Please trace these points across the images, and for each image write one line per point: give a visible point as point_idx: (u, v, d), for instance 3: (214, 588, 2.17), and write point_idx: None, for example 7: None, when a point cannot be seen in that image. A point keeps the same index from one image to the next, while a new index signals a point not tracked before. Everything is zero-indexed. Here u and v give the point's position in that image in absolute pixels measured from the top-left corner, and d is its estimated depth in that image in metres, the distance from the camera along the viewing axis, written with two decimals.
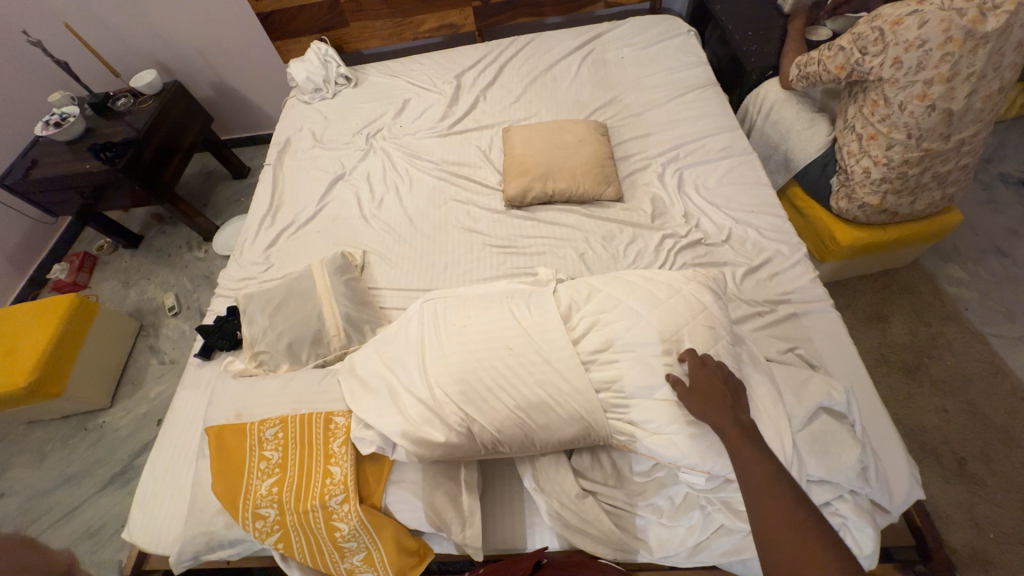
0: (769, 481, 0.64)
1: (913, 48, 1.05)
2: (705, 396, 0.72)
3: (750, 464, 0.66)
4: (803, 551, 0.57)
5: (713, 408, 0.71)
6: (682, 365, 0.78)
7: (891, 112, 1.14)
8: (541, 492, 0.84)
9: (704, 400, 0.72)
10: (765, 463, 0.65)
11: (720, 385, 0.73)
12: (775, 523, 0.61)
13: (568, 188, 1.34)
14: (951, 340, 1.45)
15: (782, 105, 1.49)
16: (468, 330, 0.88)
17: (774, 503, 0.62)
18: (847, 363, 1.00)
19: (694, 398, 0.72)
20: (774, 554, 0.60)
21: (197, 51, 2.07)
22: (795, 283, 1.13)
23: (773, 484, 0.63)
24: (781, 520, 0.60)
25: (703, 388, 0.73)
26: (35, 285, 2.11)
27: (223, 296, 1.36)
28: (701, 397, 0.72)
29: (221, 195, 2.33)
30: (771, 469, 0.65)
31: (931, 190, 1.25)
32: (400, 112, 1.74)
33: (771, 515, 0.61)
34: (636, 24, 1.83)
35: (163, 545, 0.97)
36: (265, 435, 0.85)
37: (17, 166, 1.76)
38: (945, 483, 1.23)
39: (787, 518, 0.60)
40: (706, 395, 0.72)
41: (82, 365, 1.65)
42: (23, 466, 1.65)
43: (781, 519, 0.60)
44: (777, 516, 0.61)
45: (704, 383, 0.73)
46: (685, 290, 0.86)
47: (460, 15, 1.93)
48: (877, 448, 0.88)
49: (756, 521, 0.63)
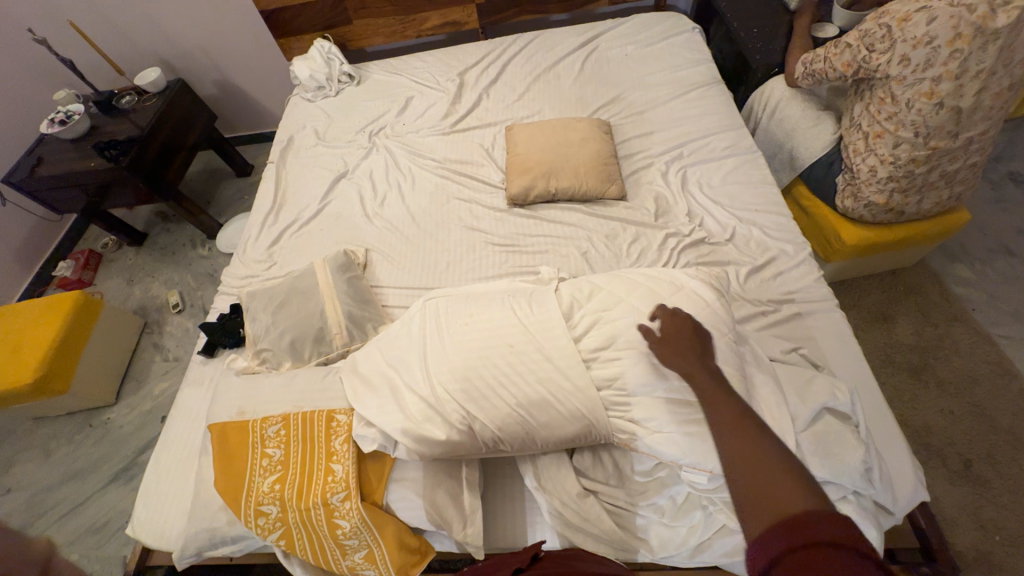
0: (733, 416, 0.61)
1: (922, 44, 1.03)
2: (672, 343, 0.74)
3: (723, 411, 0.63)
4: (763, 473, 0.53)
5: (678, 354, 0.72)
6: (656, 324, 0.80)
7: (898, 111, 1.13)
8: (543, 492, 0.84)
9: (672, 349, 0.73)
10: (736, 408, 0.62)
11: (687, 334, 0.74)
12: (751, 466, 0.55)
13: (570, 187, 1.33)
14: (958, 341, 1.44)
15: (787, 103, 1.48)
16: (469, 328, 0.88)
17: (749, 445, 0.57)
18: (852, 363, 0.99)
19: (663, 349, 0.74)
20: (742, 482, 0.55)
21: (201, 49, 2.08)
22: (800, 282, 1.12)
23: (748, 425, 0.59)
24: (757, 460, 0.55)
25: (673, 337, 0.74)
26: (40, 282, 2.12)
27: (227, 293, 1.36)
28: (670, 345, 0.74)
29: (225, 193, 2.34)
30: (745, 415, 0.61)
31: (938, 189, 1.23)
32: (403, 110, 1.74)
33: (745, 456, 0.56)
34: (640, 21, 1.82)
35: (165, 541, 0.98)
36: (267, 432, 0.86)
37: (23, 164, 1.78)
38: (952, 485, 1.22)
39: (762, 458, 0.55)
40: (673, 346, 0.73)
41: (87, 362, 1.66)
42: (29, 461, 1.66)
43: (756, 458, 0.55)
44: (753, 457, 0.56)
45: (673, 333, 0.75)
46: (689, 288, 0.86)
47: (464, 12, 1.93)
48: (881, 449, 0.87)
49: (735, 470, 0.57)
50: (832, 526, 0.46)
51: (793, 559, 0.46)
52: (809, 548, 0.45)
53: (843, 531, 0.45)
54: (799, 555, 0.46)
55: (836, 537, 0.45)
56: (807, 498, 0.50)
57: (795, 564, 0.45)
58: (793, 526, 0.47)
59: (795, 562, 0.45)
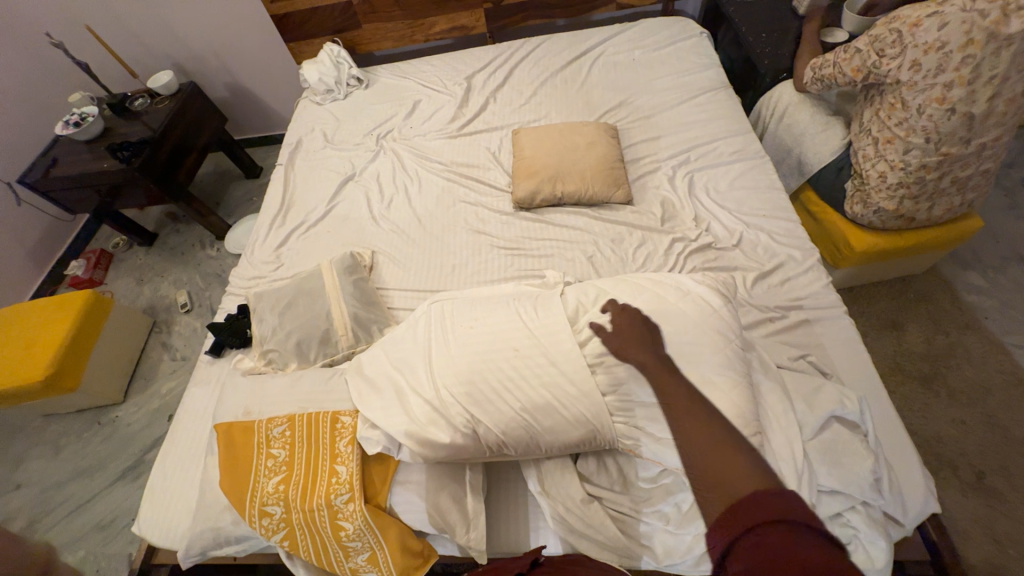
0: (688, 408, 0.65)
1: (933, 50, 1.03)
2: (624, 337, 0.77)
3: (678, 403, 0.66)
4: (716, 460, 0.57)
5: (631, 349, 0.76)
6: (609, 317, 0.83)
7: (909, 116, 1.12)
8: (546, 496, 0.84)
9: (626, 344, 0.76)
10: (690, 399, 0.66)
11: (637, 327, 0.78)
12: (705, 455, 0.59)
13: (577, 191, 1.33)
14: (970, 350, 1.41)
15: (796, 108, 1.47)
16: (474, 332, 0.87)
17: (702, 436, 0.61)
18: (861, 371, 0.97)
19: (616, 342, 0.77)
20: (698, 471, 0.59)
21: (212, 52, 2.11)
22: (808, 289, 1.11)
23: (702, 416, 0.63)
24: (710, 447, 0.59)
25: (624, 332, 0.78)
26: (53, 281, 2.16)
27: (234, 293, 1.38)
28: (622, 340, 0.77)
29: (234, 194, 2.37)
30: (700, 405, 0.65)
31: (949, 196, 1.22)
32: (411, 113, 1.75)
33: (700, 447, 0.60)
34: (648, 26, 1.82)
35: (170, 540, 0.98)
36: (273, 433, 0.86)
37: (38, 165, 1.81)
38: (963, 497, 1.20)
39: (714, 446, 0.59)
40: (625, 337, 0.77)
41: (96, 360, 1.68)
42: (38, 458, 1.68)
43: (708, 447, 0.59)
44: (707, 447, 0.59)
45: (625, 328, 0.78)
46: (696, 294, 0.85)
47: (472, 16, 1.94)
48: (891, 458, 0.86)
49: (692, 460, 0.60)
50: (778, 505, 0.49)
51: (746, 541, 0.49)
52: (759, 529, 0.48)
53: (786, 506, 0.49)
54: (753, 537, 0.48)
55: (782, 514, 0.48)
56: (752, 478, 0.53)
57: (747, 546, 0.48)
58: (746, 509, 0.50)
59: (747, 544, 0.48)
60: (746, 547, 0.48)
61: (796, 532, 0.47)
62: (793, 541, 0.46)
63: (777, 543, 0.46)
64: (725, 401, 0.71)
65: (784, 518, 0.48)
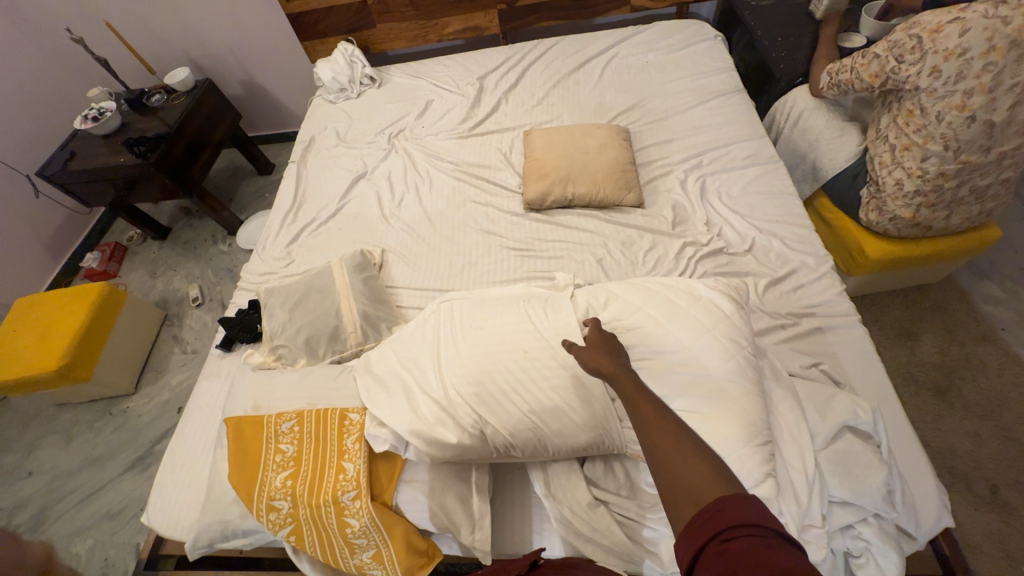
0: (655, 417, 0.64)
1: (954, 56, 1.01)
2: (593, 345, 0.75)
3: (646, 412, 0.65)
4: (685, 471, 0.57)
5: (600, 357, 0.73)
6: (585, 329, 0.83)
7: (928, 123, 1.10)
8: (552, 499, 0.84)
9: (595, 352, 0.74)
10: (656, 408, 0.65)
11: (608, 336, 0.76)
12: (672, 463, 0.59)
13: (587, 193, 1.33)
14: (985, 361, 1.39)
15: (812, 113, 1.45)
16: (483, 333, 0.87)
17: (669, 445, 0.61)
18: (875, 381, 0.95)
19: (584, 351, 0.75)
20: (665, 481, 0.59)
21: (228, 50, 2.13)
22: (822, 296, 1.10)
23: (672, 428, 0.62)
24: (676, 455, 0.59)
25: (594, 342, 0.76)
26: (68, 273, 2.20)
27: (245, 288, 1.39)
28: (592, 349, 0.75)
29: (246, 190, 2.39)
30: (666, 415, 0.65)
31: (968, 205, 1.20)
32: (423, 113, 1.76)
33: (670, 459, 0.59)
34: (662, 29, 1.81)
35: (178, 531, 0.99)
36: (281, 428, 0.87)
37: (57, 158, 1.85)
38: (978, 512, 1.17)
39: (680, 453, 0.59)
40: (598, 347, 0.74)
41: (110, 351, 1.71)
42: (50, 446, 1.71)
43: (676, 456, 0.59)
44: (678, 459, 0.59)
45: (595, 337, 0.76)
46: (708, 299, 0.84)
47: (485, 17, 1.94)
48: (905, 471, 0.84)
49: (658, 470, 0.60)
50: (743, 511, 0.50)
51: (713, 547, 0.50)
52: (726, 533, 0.50)
53: (752, 512, 0.50)
54: (720, 544, 0.49)
55: (749, 519, 0.49)
56: (718, 486, 0.55)
57: (715, 553, 0.49)
58: (710, 516, 0.52)
59: (714, 549, 0.49)
60: (714, 552, 0.49)
61: (763, 536, 0.48)
62: (760, 543, 0.47)
63: (744, 544, 0.47)
64: (737, 408, 0.70)
65: (752, 523, 0.49)
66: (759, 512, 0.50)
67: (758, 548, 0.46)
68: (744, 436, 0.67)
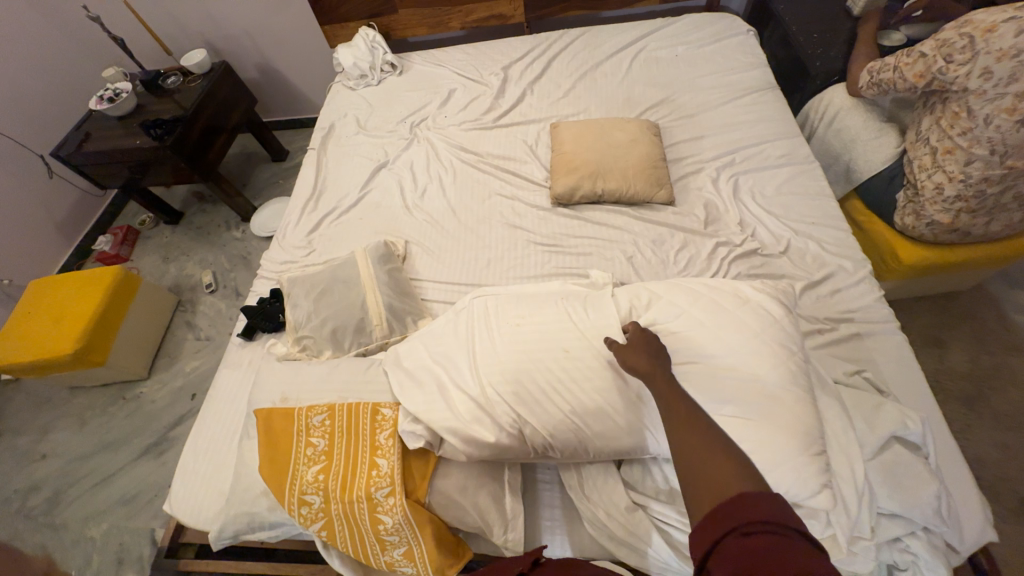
0: (687, 415, 0.61)
1: (1007, 57, 0.97)
2: (633, 348, 0.73)
3: (677, 412, 0.62)
4: (711, 469, 0.54)
5: (638, 358, 0.71)
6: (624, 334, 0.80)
7: (974, 126, 1.07)
8: (588, 500, 0.82)
9: (632, 353, 0.72)
10: (692, 410, 0.62)
11: (646, 338, 0.73)
12: (697, 460, 0.56)
13: (618, 189, 1.30)
14: (1016, 372, 1.37)
15: (848, 112, 1.42)
16: (522, 330, 0.85)
17: (697, 440, 0.58)
18: (917, 391, 0.93)
19: (624, 352, 0.72)
20: (690, 478, 0.56)
21: (246, 33, 2.09)
22: (860, 301, 1.07)
23: (701, 427, 0.59)
24: (703, 451, 0.56)
25: (634, 344, 0.73)
26: (81, 255, 2.18)
27: (266, 277, 1.37)
28: (632, 351, 0.72)
29: (260, 176, 2.37)
30: (698, 415, 0.62)
31: (1009, 211, 1.16)
32: (445, 103, 1.72)
33: (694, 456, 0.57)
34: (691, 22, 1.77)
35: (201, 522, 0.98)
36: (312, 421, 0.85)
37: (71, 139, 1.82)
38: (1004, 523, 1.16)
39: (708, 450, 0.56)
40: (636, 349, 0.72)
41: (125, 335, 1.70)
42: (65, 430, 1.71)
43: (702, 454, 0.56)
44: (704, 457, 0.56)
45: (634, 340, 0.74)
46: (755, 302, 0.82)
47: (510, 5, 1.90)
48: (949, 483, 0.82)
49: (682, 462, 0.58)
50: (768, 509, 0.48)
51: (732, 540, 0.48)
52: (746, 527, 0.47)
53: (773, 510, 0.48)
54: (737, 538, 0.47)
55: (771, 518, 0.47)
56: (743, 482, 0.52)
57: (733, 547, 0.47)
58: (729, 511, 0.49)
59: (733, 543, 0.47)
60: (733, 546, 0.47)
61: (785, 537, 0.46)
62: (781, 544, 0.45)
63: (764, 543, 0.45)
64: (789, 417, 0.68)
65: (777, 522, 0.47)
66: (783, 511, 0.48)
67: (780, 548, 0.44)
68: (797, 446, 0.65)
